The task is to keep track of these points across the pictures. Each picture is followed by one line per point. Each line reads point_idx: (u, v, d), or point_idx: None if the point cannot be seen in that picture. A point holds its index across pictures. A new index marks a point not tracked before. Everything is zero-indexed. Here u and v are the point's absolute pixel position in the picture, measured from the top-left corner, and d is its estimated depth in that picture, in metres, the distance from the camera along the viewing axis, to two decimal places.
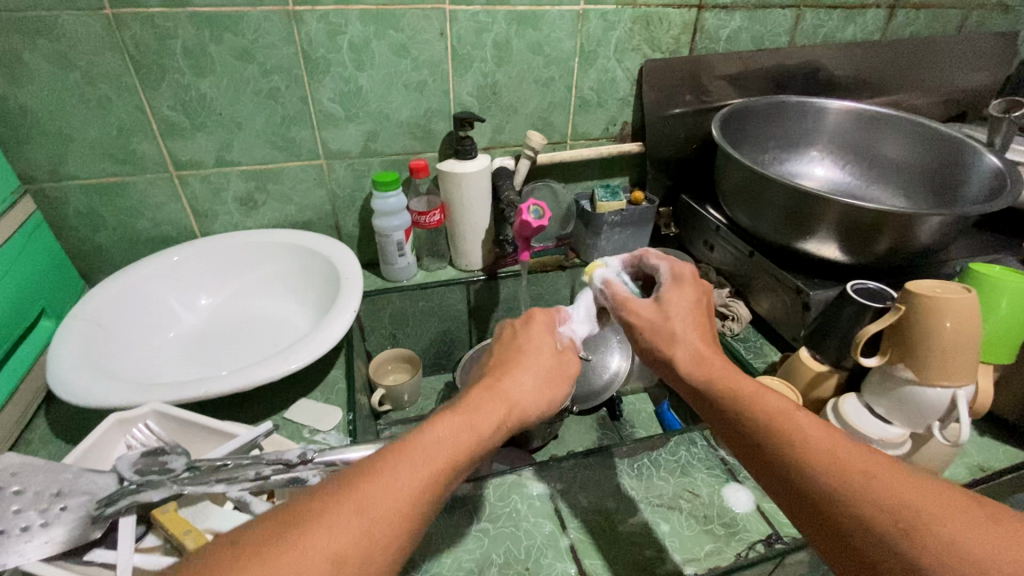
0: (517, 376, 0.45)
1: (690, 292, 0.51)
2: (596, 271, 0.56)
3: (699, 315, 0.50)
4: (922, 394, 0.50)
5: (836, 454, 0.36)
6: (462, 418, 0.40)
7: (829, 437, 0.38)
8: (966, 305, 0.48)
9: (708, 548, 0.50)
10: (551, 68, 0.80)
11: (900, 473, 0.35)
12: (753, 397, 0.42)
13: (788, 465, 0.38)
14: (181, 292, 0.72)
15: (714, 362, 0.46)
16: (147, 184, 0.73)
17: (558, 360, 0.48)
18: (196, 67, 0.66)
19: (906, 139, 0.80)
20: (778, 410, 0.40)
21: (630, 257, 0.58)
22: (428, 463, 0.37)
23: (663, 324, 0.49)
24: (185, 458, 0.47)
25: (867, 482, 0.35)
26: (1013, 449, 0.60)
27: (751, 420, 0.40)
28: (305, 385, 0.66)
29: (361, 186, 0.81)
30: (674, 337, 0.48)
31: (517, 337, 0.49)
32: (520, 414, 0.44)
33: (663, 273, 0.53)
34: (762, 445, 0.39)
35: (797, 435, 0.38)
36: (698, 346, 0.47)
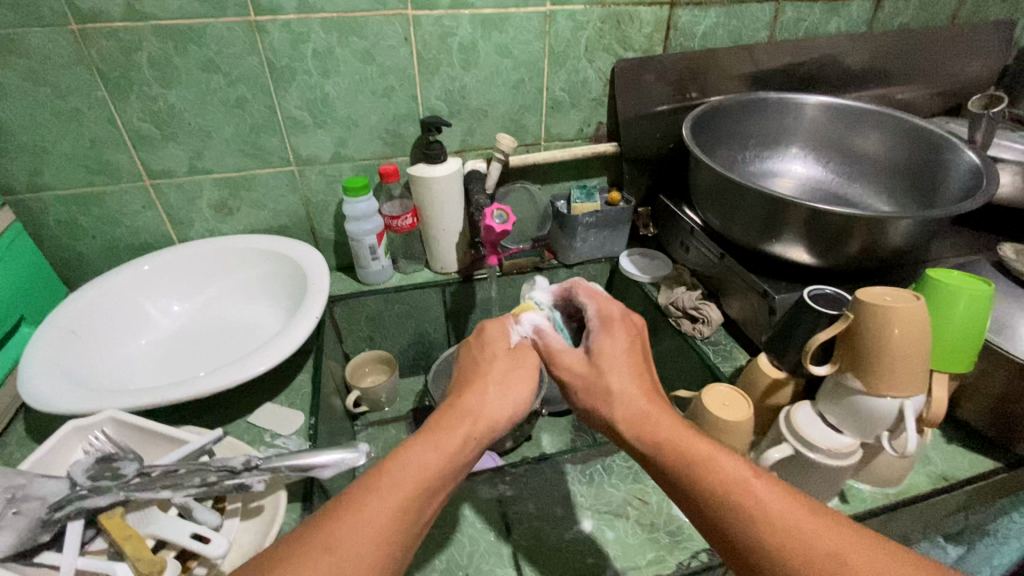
0: (480, 387, 0.47)
1: (620, 336, 0.50)
2: (524, 315, 0.54)
3: (634, 356, 0.49)
4: (871, 405, 0.49)
5: (803, 540, 0.37)
6: (427, 439, 0.43)
7: (786, 506, 0.39)
8: (913, 313, 0.47)
9: (650, 557, 0.50)
10: (520, 70, 0.80)
11: (861, 547, 0.37)
12: (710, 461, 0.42)
13: (752, 550, 0.38)
14: (155, 297, 0.74)
15: (658, 422, 0.45)
16: (123, 193, 0.75)
17: (514, 361, 0.50)
18: (163, 78, 0.68)
19: (886, 135, 0.78)
20: (735, 476, 0.41)
21: (561, 291, 0.57)
22: (394, 491, 0.39)
23: (598, 379, 0.48)
24: (137, 463, 0.49)
25: (842, 572, 0.36)
26: (979, 459, 0.59)
27: (714, 491, 0.40)
28: (272, 389, 0.68)
29: (334, 191, 0.82)
30: (608, 395, 0.47)
31: (473, 355, 0.51)
32: (485, 425, 0.45)
33: (591, 315, 0.53)
34: (720, 511, 0.40)
35: (762, 516, 0.39)
36: (642, 404, 0.46)
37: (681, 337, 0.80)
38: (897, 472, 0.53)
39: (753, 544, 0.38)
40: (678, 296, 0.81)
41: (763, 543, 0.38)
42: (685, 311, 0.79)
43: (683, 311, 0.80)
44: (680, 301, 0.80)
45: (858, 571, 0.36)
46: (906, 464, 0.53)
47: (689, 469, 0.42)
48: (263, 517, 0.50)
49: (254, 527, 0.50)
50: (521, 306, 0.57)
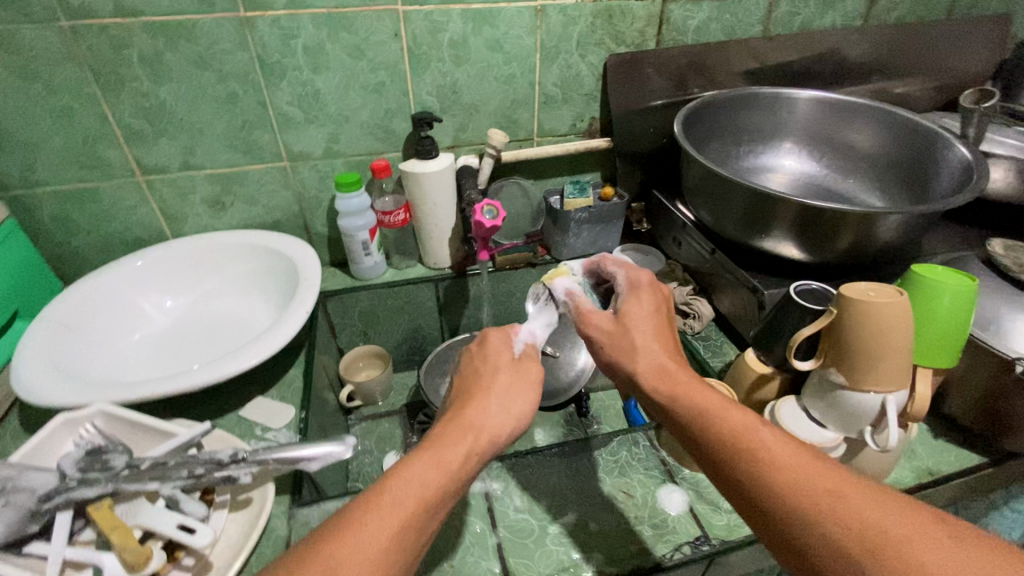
0: (482, 401, 0.47)
1: (647, 298, 0.52)
2: (560, 280, 0.59)
3: (657, 318, 0.51)
4: (851, 400, 0.49)
5: (800, 474, 0.37)
6: (427, 455, 0.42)
7: (793, 454, 0.38)
8: (896, 309, 0.46)
9: (633, 549, 0.50)
10: (511, 65, 0.79)
11: (862, 486, 0.36)
12: (718, 413, 0.42)
13: (763, 499, 0.37)
14: (148, 292, 0.75)
15: (675, 376, 0.46)
16: (116, 189, 0.75)
17: (518, 371, 0.50)
18: (154, 74, 0.68)
19: (878, 128, 0.78)
20: (744, 427, 0.40)
21: (593, 262, 0.60)
22: (393, 512, 0.38)
23: (624, 335, 0.49)
24: (126, 456, 0.50)
25: (836, 504, 0.35)
26: (965, 453, 0.59)
27: (723, 442, 0.40)
28: (264, 383, 0.69)
29: (326, 187, 0.83)
30: (632, 349, 0.48)
31: (473, 363, 0.51)
32: (487, 439, 0.44)
33: (622, 284, 0.55)
34: (730, 461, 0.40)
35: (762, 451, 0.39)
36: (660, 359, 0.47)
37: (672, 333, 0.80)
38: (881, 466, 0.54)
39: (753, 482, 0.38)
40: (669, 292, 0.81)
41: (761, 479, 0.38)
42: (676, 307, 0.80)
43: (674, 306, 0.80)
44: (671, 297, 0.81)
45: (855, 505, 0.34)
46: (890, 458, 0.53)
47: (701, 420, 0.42)
48: (251, 509, 0.51)
49: (242, 519, 0.51)
50: (555, 273, 0.62)
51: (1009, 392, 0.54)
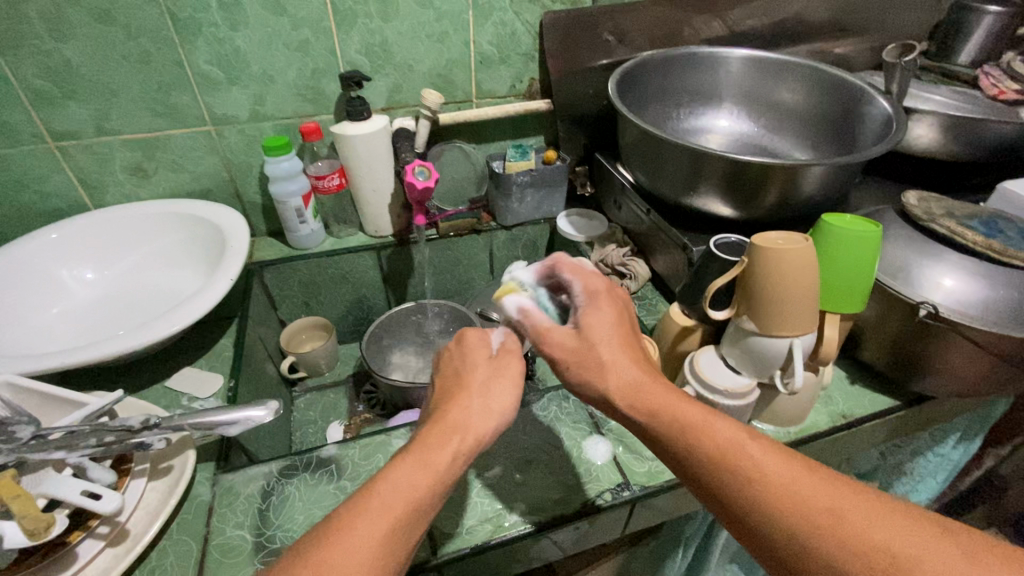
0: (464, 400, 0.46)
1: (607, 308, 0.49)
2: (509, 298, 0.51)
3: (622, 329, 0.49)
4: (764, 346, 0.51)
5: (801, 498, 0.38)
6: (414, 457, 0.42)
7: (789, 471, 0.40)
8: (793, 256, 0.47)
9: (556, 498, 0.52)
10: (443, 22, 0.77)
11: (856, 501, 0.38)
12: (706, 430, 0.43)
13: (762, 524, 0.39)
14: (68, 264, 0.71)
15: (651, 391, 0.46)
16: (26, 156, 0.71)
17: (497, 365, 0.50)
18: (55, 31, 0.64)
19: (807, 86, 0.78)
20: (735, 444, 0.42)
21: (543, 267, 0.54)
22: (385, 512, 0.39)
23: (590, 352, 0.47)
24: (33, 427, 0.47)
25: (838, 526, 0.37)
26: (879, 397, 0.62)
27: (712, 460, 0.42)
28: (193, 353, 0.67)
29: (256, 152, 0.80)
30: (602, 368, 0.47)
31: (454, 360, 0.52)
32: (473, 440, 0.44)
33: (577, 292, 0.51)
34: (723, 481, 0.41)
35: (758, 473, 0.40)
36: (634, 375, 0.47)
37: None
38: (792, 409, 0.56)
39: (754, 505, 0.39)
40: (608, 254, 0.82)
41: (760, 504, 0.39)
42: (614, 268, 0.81)
43: (612, 268, 0.81)
44: (609, 258, 0.82)
45: (857, 525, 0.36)
46: (801, 401, 0.55)
47: (689, 437, 0.43)
48: (171, 476, 0.50)
49: (161, 486, 0.50)
50: (502, 288, 0.53)
51: (917, 336, 0.56)
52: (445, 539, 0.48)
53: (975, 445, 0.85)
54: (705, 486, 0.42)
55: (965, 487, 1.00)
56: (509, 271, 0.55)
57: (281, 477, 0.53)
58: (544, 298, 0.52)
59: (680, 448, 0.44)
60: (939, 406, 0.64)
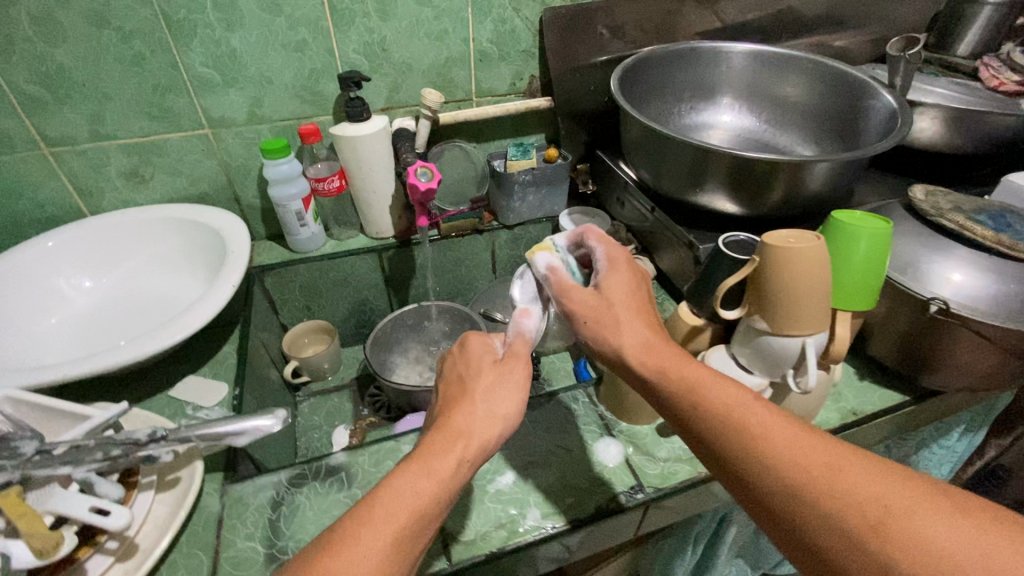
0: (468, 406, 0.46)
1: (627, 275, 0.51)
2: (539, 254, 0.53)
3: (639, 295, 0.50)
4: (775, 345, 0.50)
5: (797, 454, 0.38)
6: (418, 466, 0.42)
7: (788, 431, 0.39)
8: (801, 255, 0.47)
9: (569, 502, 0.51)
10: (442, 20, 0.76)
11: (857, 460, 0.37)
12: (707, 388, 0.43)
13: (760, 480, 0.39)
14: (64, 273, 0.70)
15: (661, 350, 0.46)
16: (19, 163, 0.69)
17: (501, 368, 0.49)
18: (47, 35, 0.62)
19: (811, 80, 0.78)
20: (733, 403, 0.42)
21: (573, 236, 0.56)
22: (389, 521, 0.38)
23: (606, 310, 0.48)
24: (38, 442, 0.47)
25: (835, 480, 0.36)
26: (888, 392, 0.62)
27: (710, 415, 0.42)
28: (196, 361, 0.66)
29: (254, 155, 0.79)
30: (616, 325, 0.48)
31: (456, 366, 0.51)
32: (477, 446, 0.44)
33: (599, 258, 0.52)
34: (720, 437, 0.41)
35: (756, 430, 0.40)
36: (646, 336, 0.47)
37: None
38: (804, 408, 0.56)
39: (750, 460, 0.39)
40: None
41: (759, 460, 0.39)
42: None
43: None
44: None
45: (853, 481, 0.36)
46: (813, 400, 0.55)
47: (689, 393, 0.43)
48: (178, 488, 0.50)
49: (169, 499, 0.49)
50: (536, 247, 0.55)
51: (926, 331, 0.56)
52: (460, 546, 0.48)
53: (979, 436, 0.85)
54: (706, 444, 0.42)
55: (968, 478, 1.00)
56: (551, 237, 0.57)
57: (290, 487, 0.53)
58: (572, 263, 0.54)
59: (681, 404, 0.44)
60: (948, 400, 0.64)
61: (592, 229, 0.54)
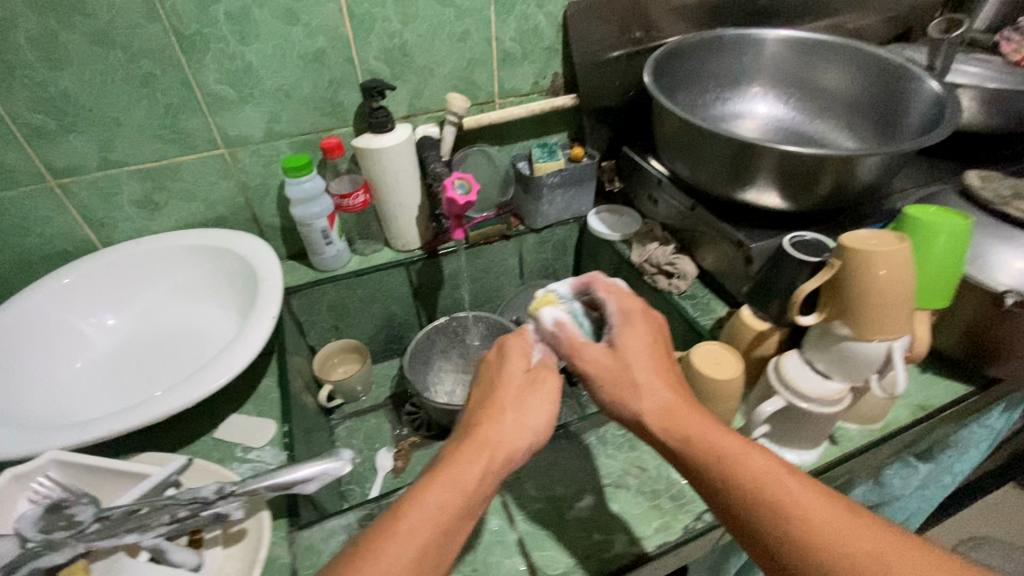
0: (498, 415, 0.44)
1: (643, 330, 0.49)
2: (545, 309, 0.51)
3: (656, 351, 0.48)
4: (859, 350, 0.49)
5: (840, 539, 0.36)
6: (442, 477, 0.40)
7: (826, 509, 0.38)
8: (893, 256, 0.46)
9: (655, 525, 0.50)
10: (464, 20, 0.72)
11: (902, 549, 0.35)
12: (739, 458, 0.41)
13: (798, 563, 0.37)
14: (86, 313, 0.66)
15: (683, 415, 0.44)
16: (25, 199, 0.65)
17: (530, 383, 0.47)
18: (50, 59, 0.57)
19: (847, 67, 0.76)
20: (767, 474, 0.40)
21: (578, 285, 0.54)
22: (412, 542, 0.37)
23: (622, 371, 0.47)
24: (94, 507, 0.44)
25: (882, 571, 0.34)
26: (951, 383, 0.62)
27: (743, 489, 0.39)
28: (236, 398, 0.63)
29: (273, 173, 0.74)
30: (635, 386, 0.46)
31: (490, 373, 0.49)
32: (502, 458, 0.42)
33: (612, 312, 0.51)
34: (755, 513, 0.39)
35: (796, 510, 0.38)
36: (667, 398, 0.45)
37: (657, 294, 0.78)
38: (878, 409, 0.56)
39: (789, 541, 0.37)
40: (651, 253, 0.78)
41: (798, 543, 0.37)
42: (660, 267, 0.77)
43: (657, 267, 0.78)
44: (653, 257, 0.78)
45: (901, 574, 0.34)
46: (888, 402, 0.55)
47: (718, 464, 0.41)
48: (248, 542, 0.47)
49: (238, 554, 0.46)
50: (539, 300, 0.53)
51: (997, 324, 0.55)
52: None
53: (1017, 414, 0.86)
54: (737, 518, 0.40)
55: (1001, 452, 1.02)
56: (552, 284, 0.55)
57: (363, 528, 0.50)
58: (580, 313, 0.52)
59: (708, 474, 0.41)
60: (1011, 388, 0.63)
61: (600, 280, 0.53)
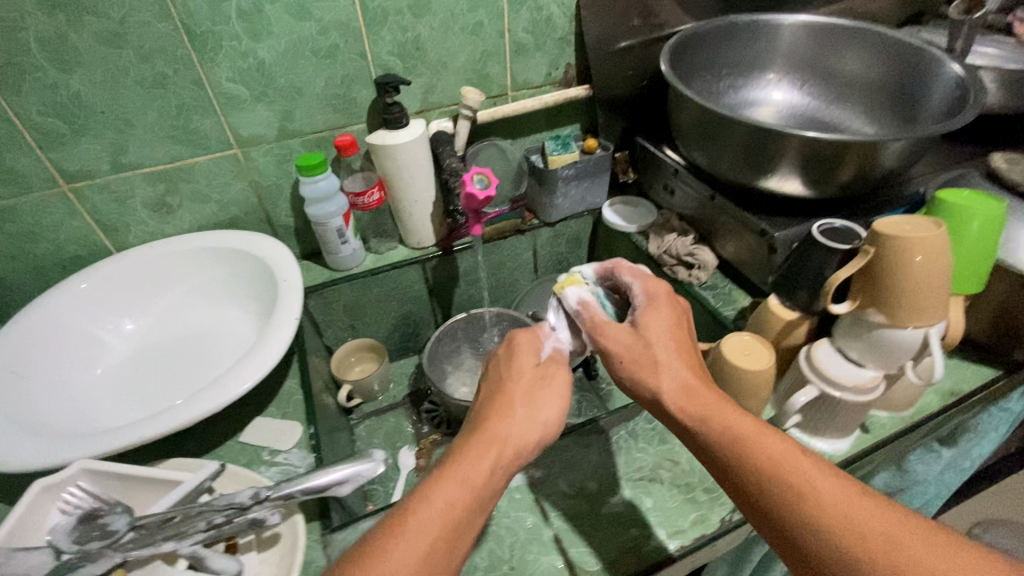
0: (507, 411, 0.43)
1: (667, 311, 0.48)
2: (570, 289, 0.52)
3: (679, 333, 0.47)
4: (894, 338, 0.49)
5: (854, 520, 0.35)
6: (452, 471, 0.39)
7: (843, 491, 0.37)
8: (929, 243, 0.45)
9: (692, 518, 0.50)
10: (477, 12, 0.71)
11: (920, 534, 0.34)
12: (754, 439, 0.40)
13: (809, 542, 0.36)
14: (103, 319, 0.65)
15: (701, 397, 0.43)
16: (38, 204, 0.64)
17: (542, 379, 0.46)
18: (60, 61, 0.56)
19: (865, 51, 0.75)
20: (783, 455, 0.39)
21: (602, 269, 0.54)
22: (422, 534, 0.36)
23: (644, 350, 0.46)
24: (127, 516, 0.44)
25: (895, 552, 0.34)
26: (981, 368, 0.61)
27: (757, 468, 0.39)
28: (259, 401, 0.62)
29: (287, 172, 0.73)
30: (655, 366, 0.45)
31: (500, 368, 0.47)
32: (514, 451, 0.41)
33: (637, 293, 0.50)
34: (767, 492, 0.38)
35: (810, 490, 0.37)
36: (685, 378, 0.44)
37: (677, 286, 0.77)
38: (909, 395, 0.55)
39: (801, 520, 0.36)
40: (670, 244, 0.77)
41: (808, 523, 0.36)
42: (680, 259, 0.77)
43: (677, 258, 0.77)
44: (673, 248, 0.77)
45: (915, 556, 0.33)
46: (919, 388, 0.54)
47: (733, 444, 0.40)
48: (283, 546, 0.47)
49: (273, 558, 0.45)
50: (563, 280, 0.54)
51: None
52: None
53: None
54: (749, 498, 0.39)
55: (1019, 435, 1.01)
56: (579, 267, 0.56)
57: None
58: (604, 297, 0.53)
59: (723, 454, 0.41)
60: None
61: (623, 266, 0.53)
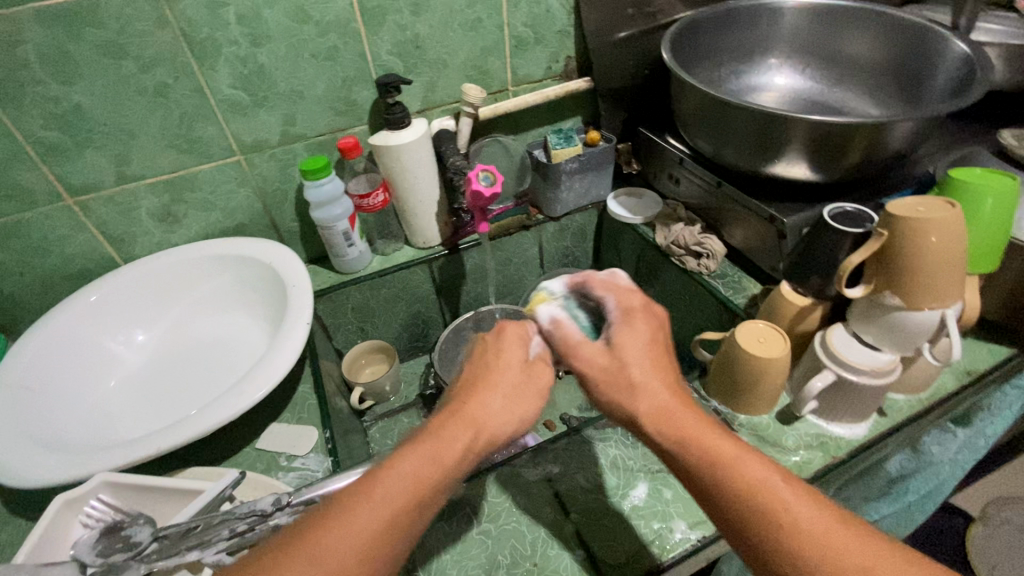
0: (485, 395, 0.42)
1: (643, 328, 0.46)
2: (541, 308, 0.50)
3: (655, 350, 0.45)
4: (911, 319, 0.48)
5: (833, 551, 0.34)
6: (425, 445, 0.38)
7: (826, 521, 0.35)
8: (944, 222, 0.45)
9: None
10: (476, 7, 0.70)
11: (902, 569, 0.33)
12: (734, 463, 0.38)
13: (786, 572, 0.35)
14: (113, 330, 0.65)
15: (679, 416, 0.41)
16: (44, 218, 0.64)
17: (525, 373, 0.44)
18: (60, 74, 0.56)
19: (867, 32, 0.74)
20: (764, 482, 0.37)
21: (574, 282, 0.52)
22: (387, 501, 0.35)
23: (619, 372, 0.43)
24: (150, 527, 0.45)
25: None
26: (996, 347, 0.61)
27: (735, 494, 0.37)
28: (274, 406, 0.62)
29: (290, 176, 0.73)
30: (631, 386, 0.42)
31: (487, 349, 0.46)
32: (486, 439, 0.40)
33: (611, 308, 0.48)
34: (744, 518, 0.37)
35: (790, 520, 0.35)
36: (665, 398, 0.42)
37: (687, 276, 0.77)
38: (926, 377, 0.55)
39: (778, 552, 0.35)
40: (678, 234, 0.77)
41: (784, 553, 0.35)
42: (688, 249, 0.76)
43: (686, 248, 0.77)
44: (681, 239, 0.77)
45: None
46: (936, 369, 0.54)
47: (712, 467, 0.38)
48: None
49: None
50: (533, 301, 0.52)
51: None
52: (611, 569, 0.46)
53: None
54: (728, 522, 0.38)
55: None
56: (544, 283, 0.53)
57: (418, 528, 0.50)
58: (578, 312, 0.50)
59: (701, 478, 0.39)
60: None
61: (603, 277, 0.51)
